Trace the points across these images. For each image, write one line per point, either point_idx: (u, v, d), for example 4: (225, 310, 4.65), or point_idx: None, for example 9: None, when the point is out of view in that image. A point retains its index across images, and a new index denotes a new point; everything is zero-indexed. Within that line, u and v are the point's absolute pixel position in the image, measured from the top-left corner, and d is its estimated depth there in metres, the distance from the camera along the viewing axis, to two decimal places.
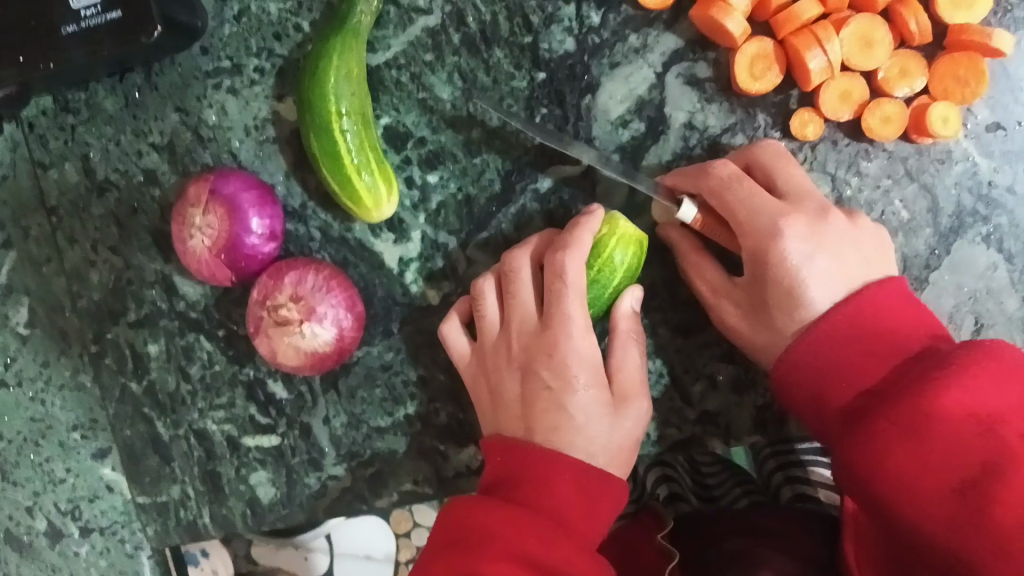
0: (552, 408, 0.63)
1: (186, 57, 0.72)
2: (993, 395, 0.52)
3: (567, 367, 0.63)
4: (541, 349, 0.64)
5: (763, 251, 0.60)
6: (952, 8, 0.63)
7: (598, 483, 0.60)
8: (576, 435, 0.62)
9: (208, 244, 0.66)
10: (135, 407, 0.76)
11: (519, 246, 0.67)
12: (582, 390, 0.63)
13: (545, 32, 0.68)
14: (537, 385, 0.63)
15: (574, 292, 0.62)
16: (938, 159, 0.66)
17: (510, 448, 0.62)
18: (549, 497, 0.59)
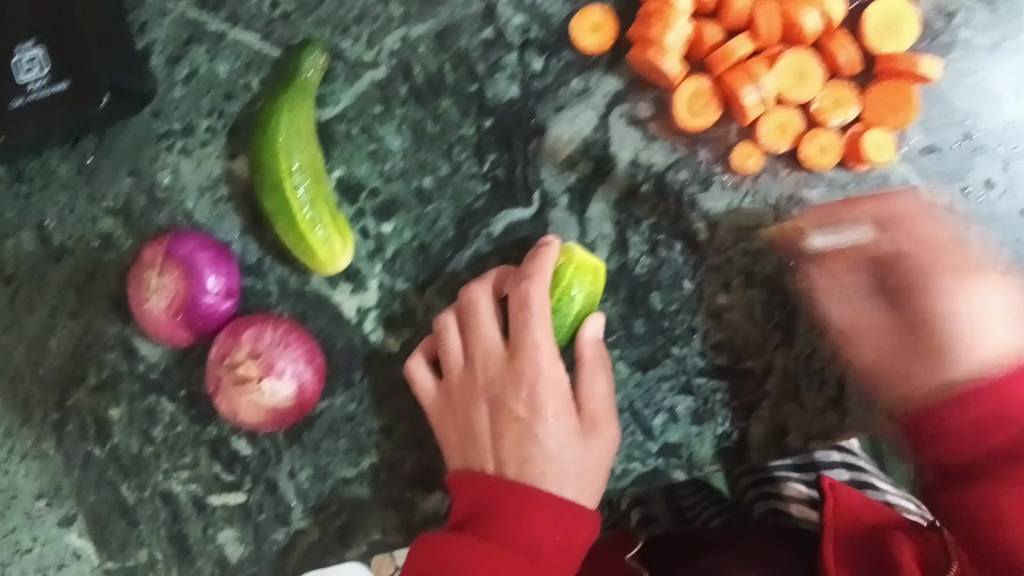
0: (524, 439, 0.64)
1: (138, 121, 0.73)
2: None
3: (537, 396, 0.64)
4: (510, 381, 0.65)
5: (927, 301, 0.64)
6: (880, 37, 0.65)
7: (568, 515, 0.61)
8: (547, 465, 0.63)
9: (166, 305, 0.67)
10: (99, 472, 0.76)
11: (478, 281, 0.68)
12: (553, 418, 0.64)
13: (490, 80, 0.70)
14: (507, 416, 0.65)
15: (540, 323, 0.64)
16: (876, 184, 0.68)
17: (483, 482, 0.63)
18: (520, 533, 0.60)
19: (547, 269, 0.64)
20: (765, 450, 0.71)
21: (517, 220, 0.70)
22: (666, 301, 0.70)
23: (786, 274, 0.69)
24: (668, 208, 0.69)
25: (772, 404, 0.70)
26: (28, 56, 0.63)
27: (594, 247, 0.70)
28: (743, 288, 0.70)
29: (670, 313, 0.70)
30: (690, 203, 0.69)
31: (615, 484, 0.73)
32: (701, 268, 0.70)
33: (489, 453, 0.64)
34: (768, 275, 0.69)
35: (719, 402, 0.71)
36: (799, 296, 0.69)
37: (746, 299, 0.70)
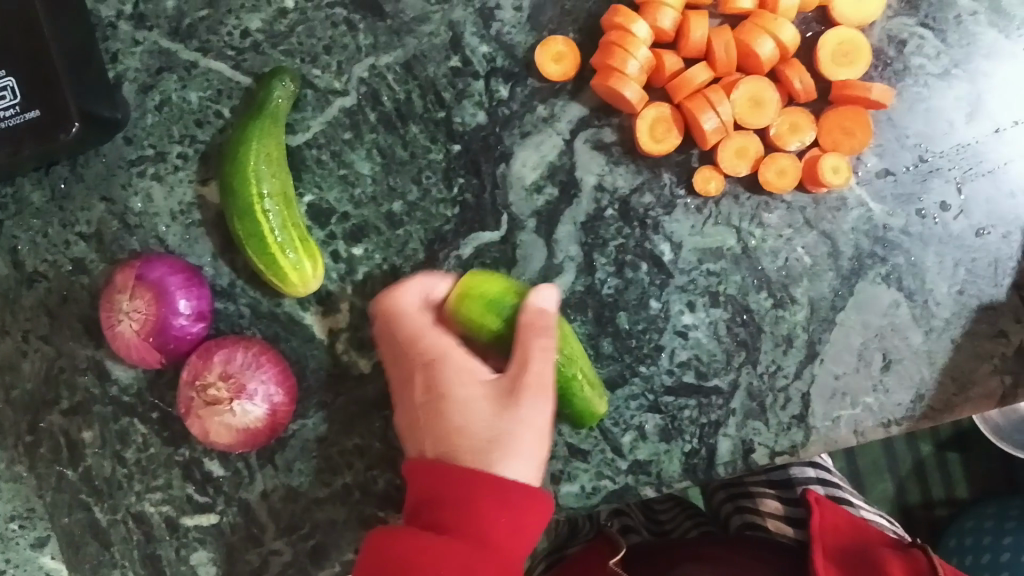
0: (439, 418, 0.62)
1: (110, 147, 0.74)
2: None
3: (445, 376, 0.63)
4: (424, 371, 0.65)
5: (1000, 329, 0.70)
6: (835, 66, 0.68)
7: (518, 497, 0.57)
8: (464, 438, 0.60)
9: (137, 328, 0.67)
10: (72, 494, 0.76)
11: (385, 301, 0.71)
12: (459, 391, 0.62)
13: (457, 107, 0.71)
14: (422, 402, 0.63)
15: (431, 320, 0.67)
16: (834, 207, 0.70)
17: (429, 466, 0.59)
18: (468, 519, 0.57)
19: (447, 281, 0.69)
20: (733, 467, 0.69)
21: (485, 243, 0.71)
22: (632, 321, 0.70)
23: (749, 294, 0.70)
24: (633, 230, 0.71)
25: (740, 421, 0.69)
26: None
27: (561, 268, 0.71)
28: (708, 308, 0.70)
29: (637, 333, 0.70)
30: (654, 225, 0.70)
31: (586, 504, 0.70)
32: (666, 288, 0.70)
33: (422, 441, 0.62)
34: (732, 295, 0.70)
35: (688, 419, 0.70)
36: (763, 316, 0.70)
37: (710, 319, 0.70)
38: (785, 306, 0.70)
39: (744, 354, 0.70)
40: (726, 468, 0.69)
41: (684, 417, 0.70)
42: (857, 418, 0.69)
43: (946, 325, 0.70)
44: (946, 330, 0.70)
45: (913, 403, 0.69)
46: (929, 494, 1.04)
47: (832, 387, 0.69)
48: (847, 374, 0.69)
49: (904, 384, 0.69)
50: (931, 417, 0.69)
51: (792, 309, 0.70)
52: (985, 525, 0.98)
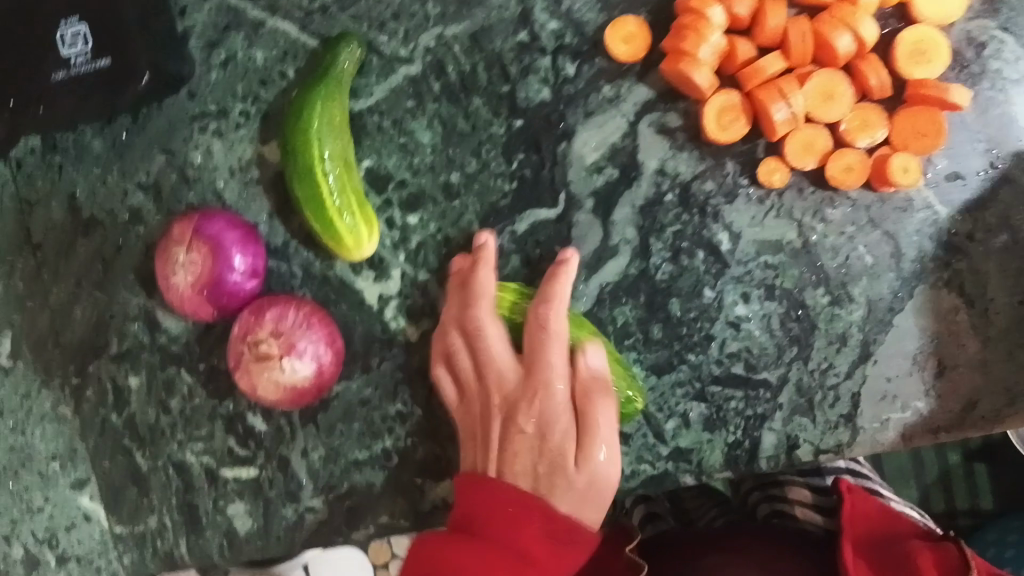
0: (531, 458, 0.63)
1: (173, 101, 0.74)
2: None
3: (543, 417, 0.64)
4: (519, 399, 0.65)
5: None
6: (911, 63, 0.67)
7: (566, 528, 0.60)
8: (549, 486, 0.63)
9: (192, 280, 0.68)
10: (115, 439, 0.78)
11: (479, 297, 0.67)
12: (556, 441, 0.63)
13: (522, 82, 0.71)
14: (512, 433, 0.64)
15: (555, 342, 0.64)
16: (899, 208, 0.69)
17: (484, 486, 0.62)
18: (515, 538, 0.59)
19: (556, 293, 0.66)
20: (775, 462, 0.69)
21: (542, 220, 0.71)
22: (684, 308, 0.70)
23: (805, 290, 0.69)
24: (692, 217, 0.70)
25: (786, 416, 0.69)
26: (71, 31, 0.64)
27: (615, 251, 0.70)
28: (762, 300, 0.70)
29: (688, 321, 0.70)
30: (713, 213, 0.70)
31: (624, 486, 0.71)
32: (722, 277, 0.70)
33: (495, 462, 0.64)
34: (788, 289, 0.69)
35: (733, 411, 0.70)
36: (818, 312, 0.69)
37: (764, 312, 0.69)
38: (841, 304, 0.69)
39: (796, 350, 0.69)
40: (769, 462, 0.69)
41: (729, 408, 0.70)
42: (905, 422, 0.69)
43: (1005, 334, 0.68)
44: (1004, 340, 0.68)
45: (964, 412, 0.68)
46: (953, 504, 1.02)
47: (883, 390, 0.69)
48: (898, 377, 0.69)
49: (956, 391, 0.68)
50: (981, 426, 0.68)
51: (848, 307, 0.69)
52: (1008, 539, 0.96)
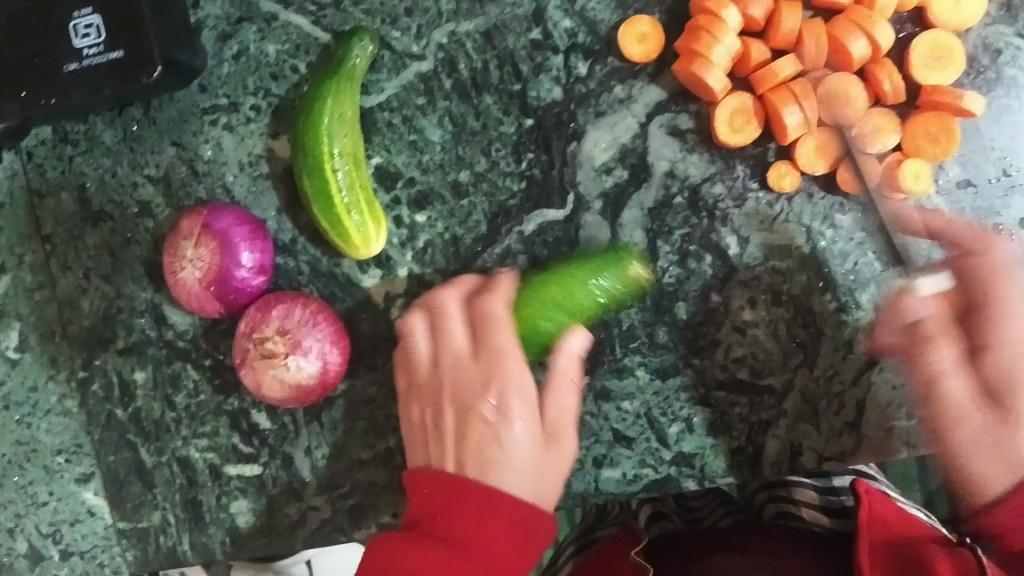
0: (488, 443, 0.63)
1: (185, 94, 0.74)
2: None
3: (503, 400, 0.64)
4: (477, 385, 0.65)
5: None
6: (925, 69, 0.66)
7: (532, 520, 0.61)
8: (505, 470, 0.62)
9: (199, 276, 0.68)
10: (120, 433, 0.77)
11: (444, 288, 0.69)
12: (517, 423, 0.64)
13: (533, 81, 0.70)
14: (466, 420, 0.64)
15: (512, 327, 0.65)
16: (910, 215, 0.68)
17: (442, 480, 0.63)
18: (476, 535, 0.60)
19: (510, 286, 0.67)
20: (779, 467, 0.69)
21: (550, 220, 0.71)
22: (691, 312, 0.70)
23: (813, 296, 0.69)
24: (701, 221, 0.70)
25: (790, 423, 0.69)
26: (85, 22, 0.64)
27: None
28: (769, 306, 0.69)
29: (694, 325, 0.70)
30: (722, 217, 0.69)
31: (626, 491, 0.71)
32: (729, 282, 0.69)
33: (450, 449, 0.64)
34: (796, 295, 0.69)
35: (738, 416, 0.69)
36: (826, 319, 0.69)
37: (770, 318, 0.69)
38: (849, 310, 0.69)
39: (802, 356, 0.69)
40: (773, 470, 0.69)
41: (734, 414, 0.69)
42: (910, 431, 0.68)
43: None
44: None
45: None
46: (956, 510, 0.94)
47: (889, 398, 0.68)
48: (904, 387, 0.68)
49: None
50: None
51: (856, 314, 0.69)
52: None
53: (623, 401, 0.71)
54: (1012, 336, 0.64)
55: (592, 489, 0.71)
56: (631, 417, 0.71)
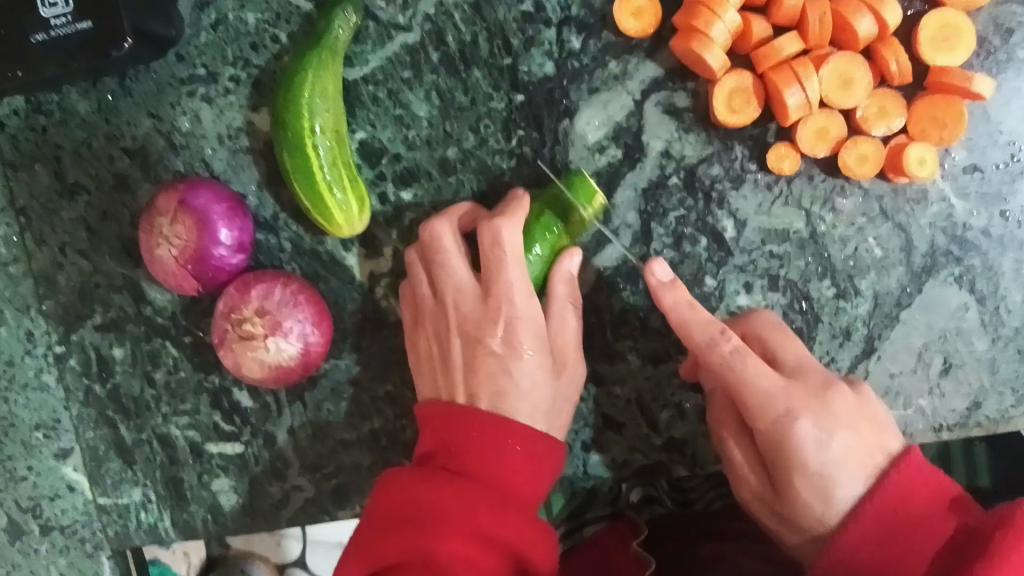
0: (499, 374, 0.61)
1: (161, 63, 0.71)
2: (889, 528, 0.52)
3: (512, 331, 0.61)
4: (483, 316, 0.62)
5: (778, 441, 0.56)
6: (934, 49, 0.63)
7: (543, 446, 0.58)
8: (521, 400, 0.60)
9: (176, 254, 0.65)
10: (99, 410, 0.76)
11: (440, 215, 0.64)
12: (529, 353, 0.61)
13: (525, 55, 0.67)
14: (477, 355, 0.61)
15: (517, 261, 0.61)
16: (913, 199, 0.66)
17: (453, 414, 0.59)
18: (490, 465, 0.56)
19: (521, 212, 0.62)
20: None
21: None
22: None
23: (810, 281, 0.67)
24: (696, 202, 0.67)
25: None
26: None
27: (615, 234, 0.68)
28: (765, 291, 0.67)
29: None
30: (719, 199, 0.67)
31: (615, 475, 0.70)
32: (724, 266, 0.67)
33: (460, 381, 0.62)
34: (793, 280, 0.67)
35: None
36: (823, 305, 0.67)
37: (766, 303, 0.67)
38: (847, 297, 0.67)
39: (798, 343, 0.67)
40: None
41: None
42: (907, 420, 0.67)
43: (1014, 334, 0.67)
44: (1014, 340, 0.67)
45: (969, 411, 0.67)
46: None
47: (886, 386, 0.67)
48: (902, 374, 0.67)
49: (961, 391, 0.67)
50: (983, 427, 0.68)
51: (853, 301, 0.67)
52: None
53: (614, 385, 0.69)
54: (762, 389, 0.56)
55: (580, 473, 0.71)
56: (619, 402, 0.69)
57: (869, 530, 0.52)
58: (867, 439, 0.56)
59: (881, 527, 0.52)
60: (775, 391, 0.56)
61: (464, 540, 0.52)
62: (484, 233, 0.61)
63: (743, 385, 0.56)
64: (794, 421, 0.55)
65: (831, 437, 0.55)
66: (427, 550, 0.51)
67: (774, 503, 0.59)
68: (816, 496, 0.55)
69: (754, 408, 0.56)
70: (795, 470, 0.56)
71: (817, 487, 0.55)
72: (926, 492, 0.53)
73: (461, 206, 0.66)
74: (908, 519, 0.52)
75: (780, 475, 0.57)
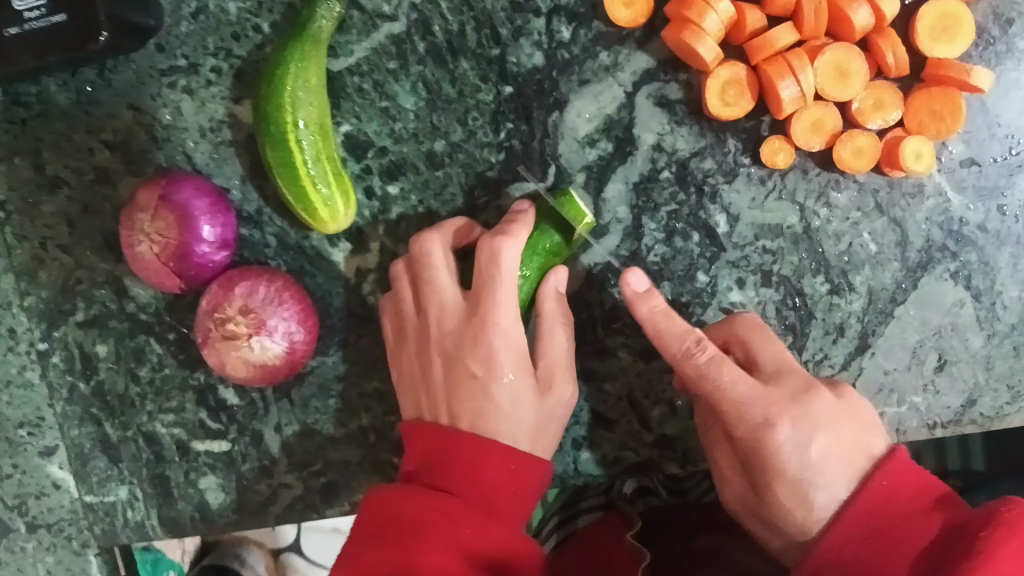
0: (478, 397, 0.59)
1: (141, 54, 0.69)
2: (878, 525, 0.53)
3: (491, 352, 0.60)
4: (465, 336, 0.61)
5: (759, 448, 0.56)
6: (931, 39, 0.61)
7: (525, 464, 0.58)
8: (501, 423, 0.59)
9: (157, 251, 0.64)
10: (83, 407, 0.74)
11: (430, 229, 0.64)
12: (509, 376, 0.60)
13: (513, 45, 0.66)
14: (458, 374, 0.60)
15: (507, 281, 0.60)
16: (909, 193, 0.65)
17: (435, 431, 0.59)
18: (473, 481, 0.55)
19: (524, 230, 0.61)
20: None
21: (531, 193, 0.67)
22: (676, 292, 0.66)
23: (804, 277, 0.66)
24: (689, 197, 0.66)
25: None
26: None
27: (606, 230, 0.67)
28: (759, 287, 0.66)
29: (680, 306, 0.66)
30: (711, 194, 0.66)
31: (606, 473, 0.69)
32: (716, 262, 0.66)
33: (441, 402, 0.61)
34: (787, 276, 0.66)
35: None
36: (817, 301, 0.66)
37: (760, 299, 0.66)
38: (841, 293, 0.66)
39: (791, 339, 0.66)
40: None
41: None
42: (901, 417, 0.67)
43: (1009, 331, 0.66)
44: (1009, 337, 0.66)
45: (963, 408, 0.66)
46: None
47: (880, 382, 0.66)
48: (897, 371, 0.66)
49: (956, 388, 0.66)
50: (978, 424, 0.67)
51: (848, 297, 0.66)
52: None
53: (605, 382, 0.68)
54: (740, 396, 0.56)
55: (571, 470, 0.69)
56: (610, 398, 0.69)
57: (854, 528, 0.53)
58: (846, 440, 0.56)
59: (867, 524, 0.53)
60: (752, 399, 0.56)
61: (447, 556, 0.51)
62: (484, 250, 0.60)
63: (721, 393, 0.56)
64: (773, 429, 0.55)
65: (810, 441, 0.55)
66: (409, 567, 0.51)
67: (757, 506, 0.59)
68: (798, 500, 0.56)
69: (731, 416, 0.56)
70: (778, 476, 0.56)
71: (798, 491, 0.56)
72: (911, 490, 0.54)
73: (453, 221, 0.65)
74: (894, 516, 0.53)
75: (761, 479, 0.57)
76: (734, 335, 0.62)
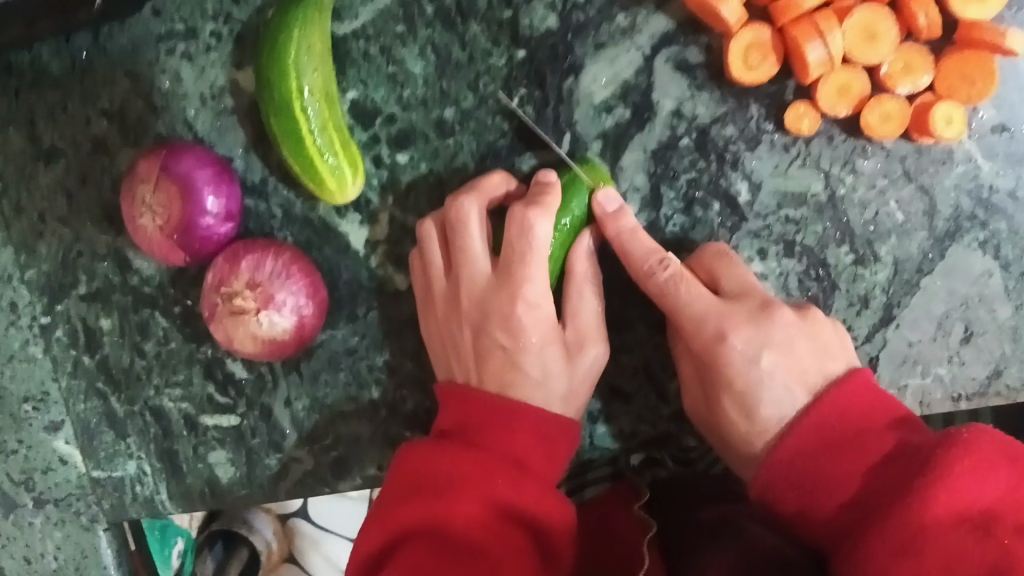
0: (508, 367, 0.61)
1: (137, 18, 0.66)
2: (836, 433, 0.54)
3: (518, 322, 0.60)
4: (494, 306, 0.61)
5: (712, 359, 0.59)
6: (965, 2, 0.59)
7: (556, 427, 0.59)
8: (533, 390, 0.60)
9: (160, 224, 0.62)
10: (89, 381, 0.73)
11: (465, 193, 0.62)
12: (538, 343, 0.61)
13: (526, 7, 0.63)
14: (486, 343, 0.61)
15: (537, 256, 0.59)
16: (938, 160, 0.63)
17: (467, 394, 0.60)
18: (505, 439, 0.57)
19: (556, 202, 0.59)
20: None
21: (545, 163, 0.65)
22: None
23: (828, 247, 0.64)
24: (709, 164, 0.63)
25: None
26: None
27: (624, 199, 0.64)
28: (780, 257, 0.64)
29: None
30: (733, 161, 0.63)
31: (621, 446, 0.68)
32: (738, 231, 0.64)
33: (472, 369, 0.62)
34: (810, 246, 0.64)
35: None
36: (840, 272, 0.64)
37: (781, 271, 0.64)
38: (866, 263, 0.64)
39: None
40: None
41: None
42: (925, 388, 0.65)
43: None
44: None
45: (989, 379, 0.65)
46: None
47: (904, 353, 0.65)
48: (922, 342, 0.65)
49: (982, 358, 0.65)
50: (1004, 396, 0.65)
51: (873, 267, 0.64)
52: None
53: (620, 354, 0.67)
54: (698, 309, 0.60)
55: (587, 444, 0.69)
56: (625, 371, 0.67)
57: (809, 442, 0.54)
58: (802, 359, 0.59)
59: (826, 440, 0.54)
60: (708, 313, 0.59)
61: (479, 510, 0.53)
62: (515, 221, 0.59)
63: (680, 307, 0.60)
64: (725, 340, 0.59)
65: (759, 354, 0.59)
66: (444, 515, 0.53)
67: (709, 423, 0.61)
68: (741, 412, 0.59)
69: (688, 328, 0.60)
70: (729, 389, 0.59)
71: (742, 402, 0.59)
72: (870, 410, 0.54)
73: (487, 178, 0.63)
74: (852, 432, 0.53)
75: (712, 392, 0.60)
76: (700, 260, 0.63)
